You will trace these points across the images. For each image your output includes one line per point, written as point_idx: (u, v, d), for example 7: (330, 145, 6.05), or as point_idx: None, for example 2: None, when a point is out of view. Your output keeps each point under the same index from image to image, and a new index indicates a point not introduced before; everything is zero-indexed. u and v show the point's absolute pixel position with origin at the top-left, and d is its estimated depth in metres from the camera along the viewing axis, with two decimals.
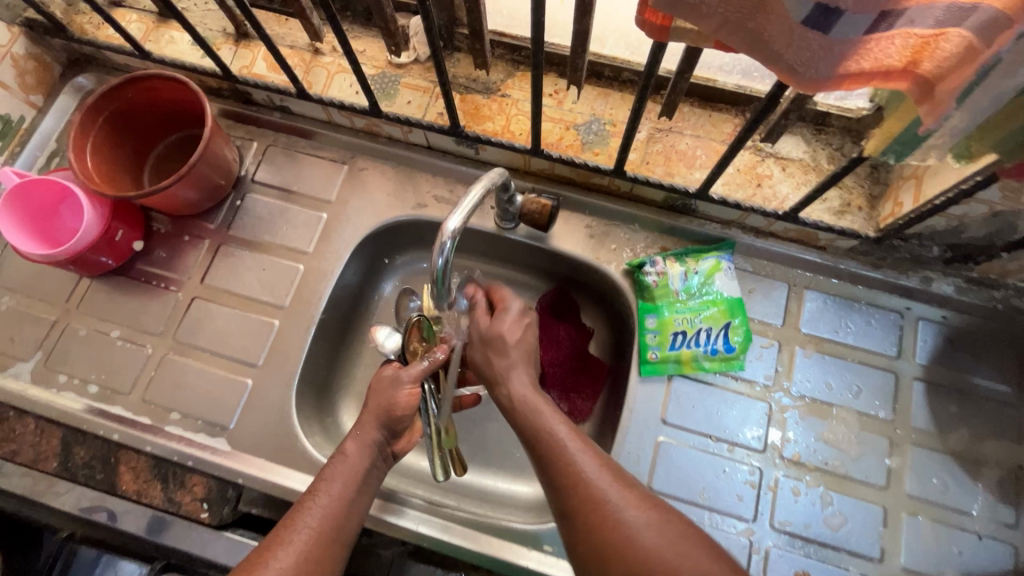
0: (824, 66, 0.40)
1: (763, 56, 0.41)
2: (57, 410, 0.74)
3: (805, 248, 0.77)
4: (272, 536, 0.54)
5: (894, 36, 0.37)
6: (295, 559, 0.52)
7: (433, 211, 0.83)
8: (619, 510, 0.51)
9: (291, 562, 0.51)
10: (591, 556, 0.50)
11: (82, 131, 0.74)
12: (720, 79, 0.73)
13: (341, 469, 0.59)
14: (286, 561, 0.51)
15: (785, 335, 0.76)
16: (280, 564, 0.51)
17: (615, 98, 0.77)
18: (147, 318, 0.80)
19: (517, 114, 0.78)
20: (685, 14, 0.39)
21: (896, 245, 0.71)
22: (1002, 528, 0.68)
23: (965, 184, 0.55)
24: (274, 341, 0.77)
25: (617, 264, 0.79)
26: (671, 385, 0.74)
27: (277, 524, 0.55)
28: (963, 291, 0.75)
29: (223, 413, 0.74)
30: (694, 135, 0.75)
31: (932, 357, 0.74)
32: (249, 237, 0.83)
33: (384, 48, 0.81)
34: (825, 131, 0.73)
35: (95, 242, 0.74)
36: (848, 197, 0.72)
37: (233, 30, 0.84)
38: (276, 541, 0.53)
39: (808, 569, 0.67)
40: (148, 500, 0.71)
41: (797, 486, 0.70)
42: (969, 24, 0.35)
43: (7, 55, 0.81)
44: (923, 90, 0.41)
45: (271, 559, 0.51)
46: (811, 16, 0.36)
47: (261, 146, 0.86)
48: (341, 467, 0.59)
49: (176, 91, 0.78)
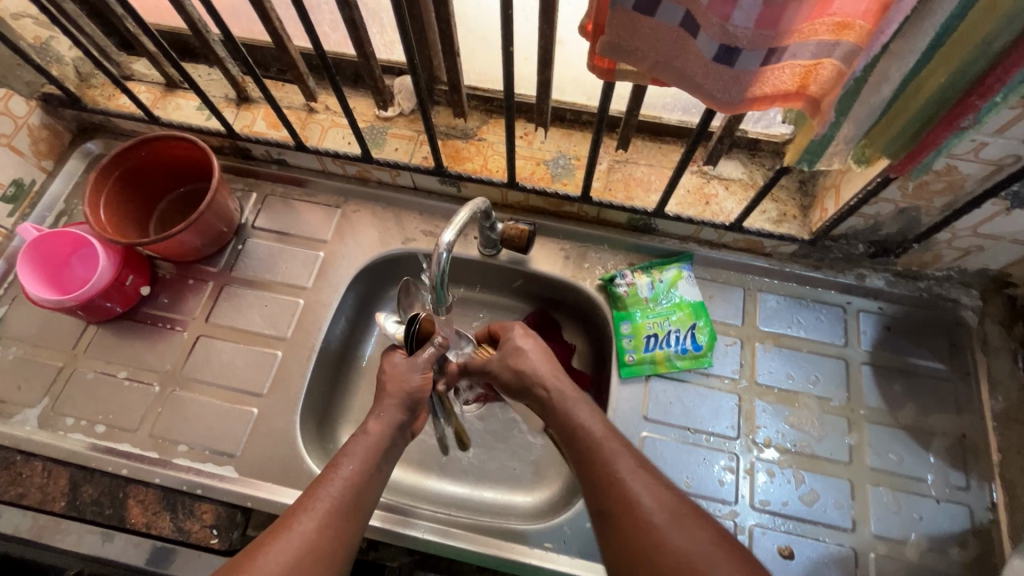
0: (735, 92, 0.51)
1: (689, 87, 0.52)
2: (65, 451, 0.77)
3: (754, 256, 0.87)
4: (296, 503, 0.59)
5: (783, 67, 0.48)
6: (319, 521, 0.57)
7: (421, 244, 0.91)
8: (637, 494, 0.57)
9: (315, 523, 0.56)
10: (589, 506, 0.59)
11: (97, 187, 0.81)
12: (664, 116, 0.86)
13: (356, 454, 0.64)
14: (309, 523, 0.56)
15: (746, 333, 0.84)
16: (304, 525, 0.56)
17: (577, 137, 0.89)
18: (153, 358, 0.84)
19: (493, 154, 0.88)
20: (626, 58, 0.50)
21: (828, 246, 0.82)
22: (956, 492, 0.75)
23: (870, 185, 0.67)
24: (278, 370, 0.83)
25: (591, 280, 0.87)
26: (648, 385, 0.81)
27: (302, 491, 0.60)
28: (892, 283, 0.85)
29: (229, 443, 0.78)
30: (647, 164, 0.87)
31: (876, 344, 0.83)
32: (251, 278, 0.89)
33: (371, 105, 0.92)
34: (757, 154, 0.85)
35: (106, 288, 0.80)
36: (783, 208, 0.84)
37: (234, 95, 0.94)
38: (300, 508, 0.58)
39: (791, 544, 0.73)
40: (156, 532, 0.73)
41: (771, 468, 0.77)
42: (836, 55, 0.46)
43: (24, 126, 0.87)
44: (813, 107, 0.52)
45: (296, 521, 0.56)
46: (718, 54, 0.48)
47: (260, 195, 0.94)
48: (365, 441, 0.66)
49: (184, 149, 0.86)
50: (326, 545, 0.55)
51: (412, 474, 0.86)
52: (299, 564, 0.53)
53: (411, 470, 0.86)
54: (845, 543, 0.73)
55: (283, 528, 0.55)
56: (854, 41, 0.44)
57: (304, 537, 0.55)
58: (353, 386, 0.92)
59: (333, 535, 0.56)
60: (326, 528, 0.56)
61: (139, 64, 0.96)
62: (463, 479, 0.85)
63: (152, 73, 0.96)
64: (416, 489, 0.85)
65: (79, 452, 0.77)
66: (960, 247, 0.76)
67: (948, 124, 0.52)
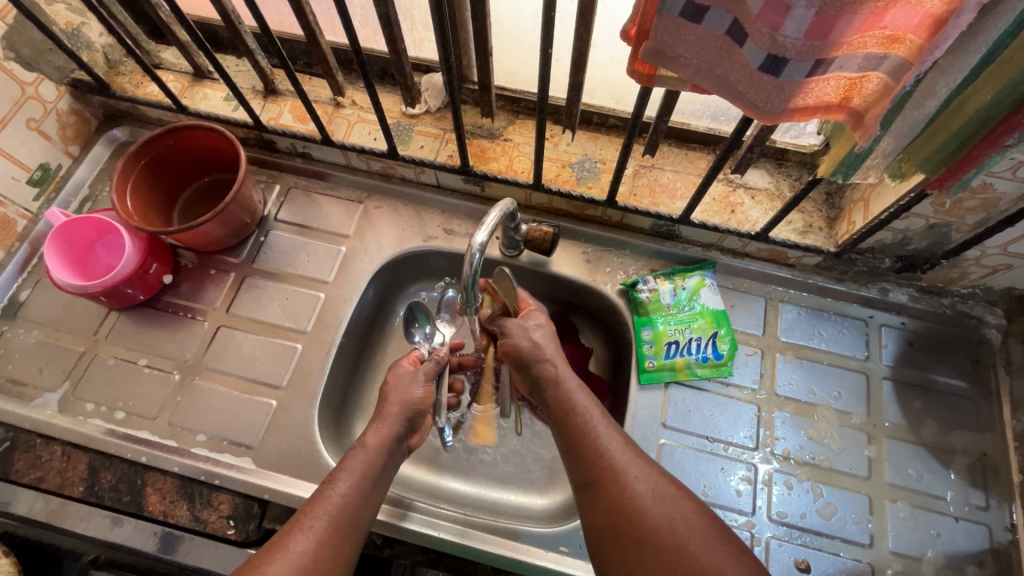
0: (778, 102, 0.51)
1: (732, 95, 0.51)
2: (84, 436, 0.77)
3: (777, 266, 0.87)
4: (297, 517, 0.58)
5: (828, 79, 0.48)
6: (315, 541, 0.55)
7: (442, 242, 0.91)
8: (631, 485, 0.57)
9: (311, 544, 0.55)
10: (607, 519, 0.56)
11: (125, 174, 0.82)
12: (692, 123, 0.85)
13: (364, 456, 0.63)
14: (305, 544, 0.55)
15: (767, 344, 0.84)
16: (299, 546, 0.55)
17: (603, 141, 0.89)
18: (173, 346, 0.84)
19: (519, 155, 0.88)
20: (668, 64, 0.50)
21: (854, 258, 0.82)
22: (975, 511, 0.74)
23: (902, 201, 0.66)
24: (297, 363, 0.83)
25: (612, 285, 0.87)
26: (668, 392, 0.81)
27: (296, 510, 0.59)
28: (916, 299, 0.84)
29: (247, 434, 0.78)
30: (674, 170, 0.86)
31: (898, 359, 0.82)
32: (272, 269, 0.89)
33: (399, 102, 0.93)
34: (785, 164, 0.85)
35: (130, 276, 0.80)
36: (810, 219, 0.83)
37: (261, 87, 0.94)
38: (297, 526, 0.57)
39: (807, 557, 0.72)
40: (174, 520, 0.73)
41: (789, 479, 0.76)
42: (883, 69, 0.46)
43: (53, 111, 0.88)
44: (855, 120, 0.51)
45: (290, 542, 0.55)
46: (764, 63, 0.47)
47: (283, 188, 0.94)
48: (361, 456, 0.65)
49: (210, 139, 0.86)
50: (321, 566, 0.54)
51: (426, 472, 0.86)
52: None
53: (424, 468, 0.86)
54: (862, 558, 0.72)
55: (278, 549, 0.54)
56: (902, 56, 0.44)
57: (300, 558, 0.54)
58: (370, 381, 0.92)
59: (332, 553, 0.56)
60: (324, 547, 0.56)
61: (168, 53, 0.97)
62: (478, 479, 0.85)
63: (180, 62, 0.96)
64: (431, 488, 0.85)
65: (98, 437, 0.77)
66: (988, 265, 0.75)
67: (992, 142, 0.51)
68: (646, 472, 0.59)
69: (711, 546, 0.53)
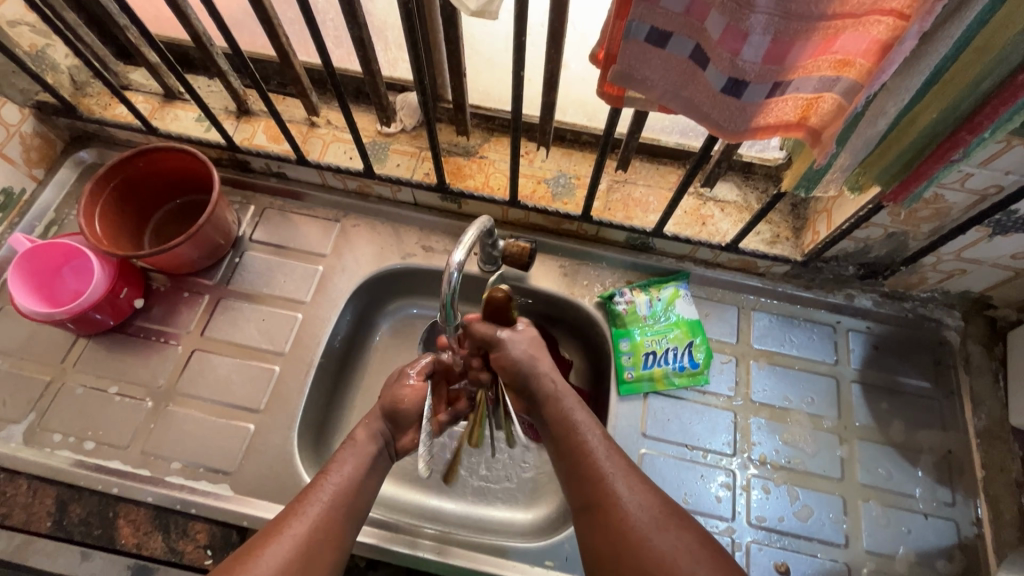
0: (741, 122, 0.53)
1: (696, 115, 0.53)
2: (51, 469, 0.74)
3: (747, 275, 0.89)
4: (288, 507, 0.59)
5: (786, 100, 0.51)
6: (310, 525, 0.57)
7: (421, 259, 0.91)
8: (617, 505, 0.57)
9: (307, 527, 0.57)
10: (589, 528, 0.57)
11: (91, 199, 0.80)
12: (662, 139, 0.88)
13: (345, 482, 0.62)
14: (301, 527, 0.57)
15: (740, 351, 0.86)
16: (295, 530, 0.56)
17: (577, 157, 0.90)
18: (146, 372, 0.82)
19: (495, 172, 0.89)
20: (636, 86, 0.52)
21: (820, 267, 0.85)
22: (943, 507, 0.77)
23: (861, 211, 0.69)
24: (275, 385, 0.82)
25: (590, 297, 0.88)
26: (647, 402, 0.82)
27: (291, 499, 0.60)
28: (879, 304, 0.88)
29: (224, 460, 0.77)
30: (646, 184, 0.89)
31: (865, 362, 0.86)
32: (248, 291, 0.88)
33: (374, 121, 0.93)
34: (752, 177, 0.88)
35: (99, 301, 0.78)
36: (777, 230, 0.86)
37: (234, 108, 0.93)
38: (292, 512, 0.58)
39: (786, 560, 0.74)
40: (148, 552, 0.71)
41: (766, 484, 0.78)
42: (837, 90, 0.48)
43: (16, 134, 0.86)
44: (813, 138, 0.54)
45: (287, 526, 0.57)
46: (726, 86, 0.50)
47: (258, 208, 0.94)
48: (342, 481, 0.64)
49: (182, 160, 0.85)
50: (318, 548, 0.56)
51: (409, 491, 0.85)
52: (295, 566, 0.54)
53: (408, 486, 0.86)
54: (839, 558, 0.74)
55: (275, 533, 0.56)
56: (853, 78, 0.47)
57: (295, 540, 0.56)
58: (350, 400, 0.91)
59: (328, 535, 0.57)
60: (319, 532, 0.57)
61: (137, 74, 0.95)
62: (462, 496, 0.85)
63: (150, 83, 0.95)
64: (414, 507, 0.84)
65: (65, 469, 0.74)
66: (944, 270, 0.79)
67: (940, 157, 0.54)
68: (629, 485, 0.60)
69: (692, 552, 0.54)
